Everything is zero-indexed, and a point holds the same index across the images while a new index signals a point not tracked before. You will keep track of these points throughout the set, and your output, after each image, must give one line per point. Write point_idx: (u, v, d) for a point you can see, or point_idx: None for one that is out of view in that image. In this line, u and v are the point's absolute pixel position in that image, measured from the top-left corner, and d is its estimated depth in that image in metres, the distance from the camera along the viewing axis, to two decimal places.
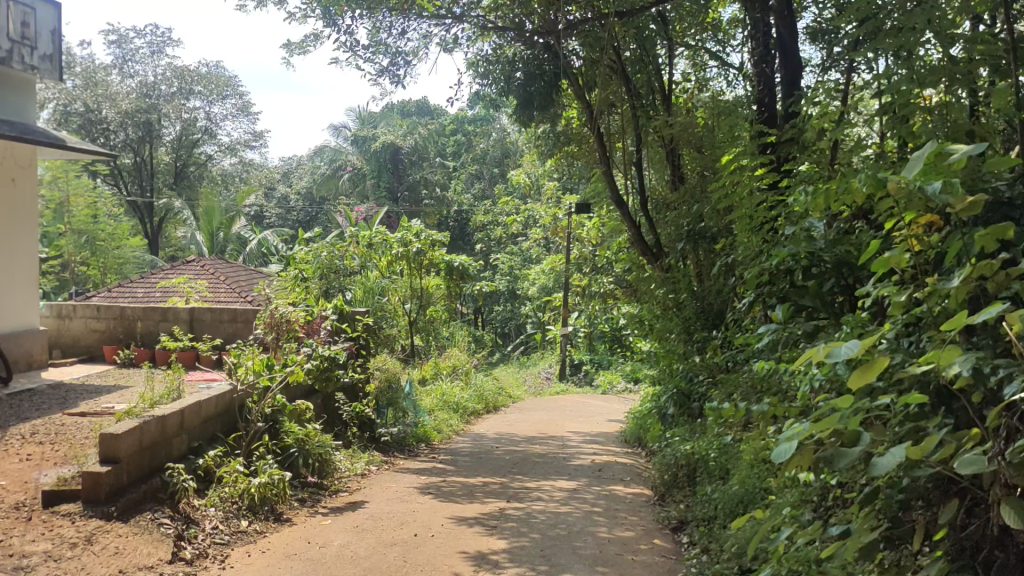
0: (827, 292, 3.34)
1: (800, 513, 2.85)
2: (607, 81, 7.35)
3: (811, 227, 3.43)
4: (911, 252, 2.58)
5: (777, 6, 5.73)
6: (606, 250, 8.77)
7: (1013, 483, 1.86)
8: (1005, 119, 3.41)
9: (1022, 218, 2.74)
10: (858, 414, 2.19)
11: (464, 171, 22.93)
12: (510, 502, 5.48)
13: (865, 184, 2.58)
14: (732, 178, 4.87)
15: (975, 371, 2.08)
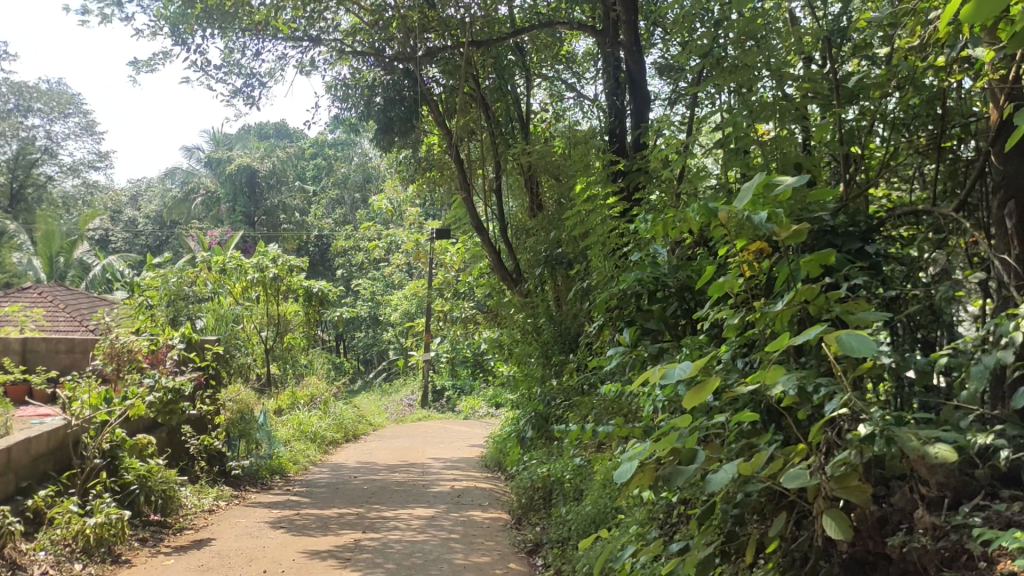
0: (671, 315, 3.50)
1: (646, 531, 2.93)
2: (466, 108, 7.43)
3: (656, 253, 3.56)
4: (744, 277, 2.72)
5: (626, 42, 5.98)
6: (466, 275, 8.82)
7: (834, 495, 1.97)
8: (831, 155, 3.66)
9: (843, 245, 2.95)
10: (695, 433, 2.28)
11: (325, 196, 22.59)
12: (366, 532, 5.39)
13: (700, 214, 2.72)
14: (585, 204, 5.00)
15: (799, 390, 2.21)
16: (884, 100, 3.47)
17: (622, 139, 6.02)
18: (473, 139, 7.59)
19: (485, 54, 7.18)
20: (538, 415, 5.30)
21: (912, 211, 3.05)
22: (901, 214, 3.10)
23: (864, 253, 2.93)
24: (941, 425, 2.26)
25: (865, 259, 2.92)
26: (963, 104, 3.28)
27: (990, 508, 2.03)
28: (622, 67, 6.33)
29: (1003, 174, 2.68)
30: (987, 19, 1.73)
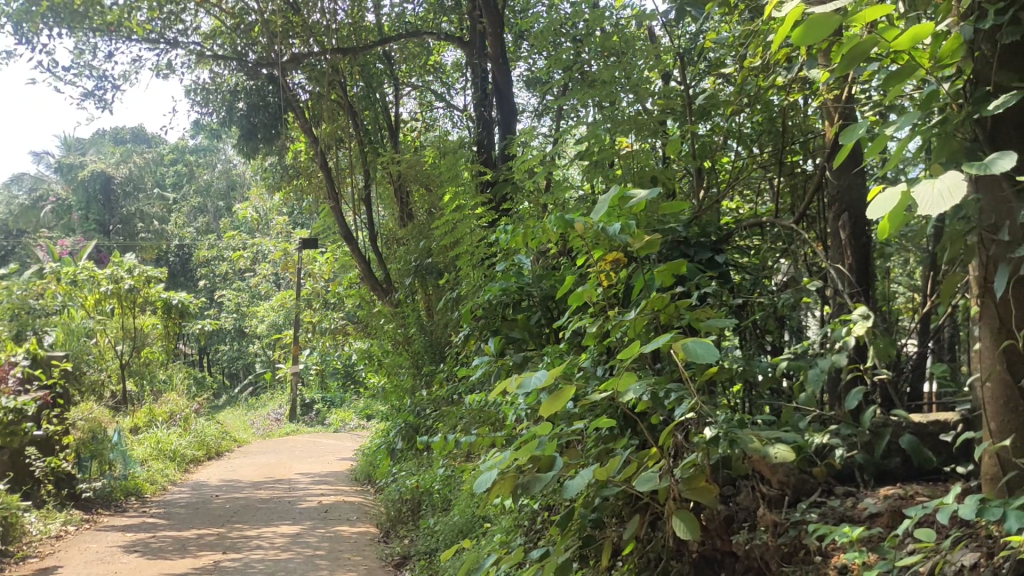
0: (535, 324, 3.55)
1: (511, 538, 2.95)
2: (334, 116, 7.30)
3: (521, 262, 3.59)
4: (601, 287, 2.80)
5: (493, 54, 6.05)
6: (335, 286, 8.66)
7: (684, 497, 2.03)
8: (688, 168, 3.82)
9: (695, 255, 3.10)
10: (554, 440, 2.30)
11: (187, 204, 21.75)
12: (227, 552, 5.21)
13: (558, 225, 2.77)
14: (453, 213, 5.00)
15: (651, 395, 2.29)
16: (735, 118, 3.66)
17: (490, 149, 6.09)
18: (342, 148, 7.48)
19: (352, 61, 7.09)
20: (409, 425, 5.16)
21: (756, 223, 3.21)
22: (748, 226, 3.26)
23: (714, 262, 3.10)
24: (782, 425, 2.38)
25: (715, 268, 3.08)
26: (804, 122, 3.50)
27: (826, 503, 2.15)
28: (489, 79, 6.40)
29: (837, 188, 2.84)
30: (815, 41, 1.86)
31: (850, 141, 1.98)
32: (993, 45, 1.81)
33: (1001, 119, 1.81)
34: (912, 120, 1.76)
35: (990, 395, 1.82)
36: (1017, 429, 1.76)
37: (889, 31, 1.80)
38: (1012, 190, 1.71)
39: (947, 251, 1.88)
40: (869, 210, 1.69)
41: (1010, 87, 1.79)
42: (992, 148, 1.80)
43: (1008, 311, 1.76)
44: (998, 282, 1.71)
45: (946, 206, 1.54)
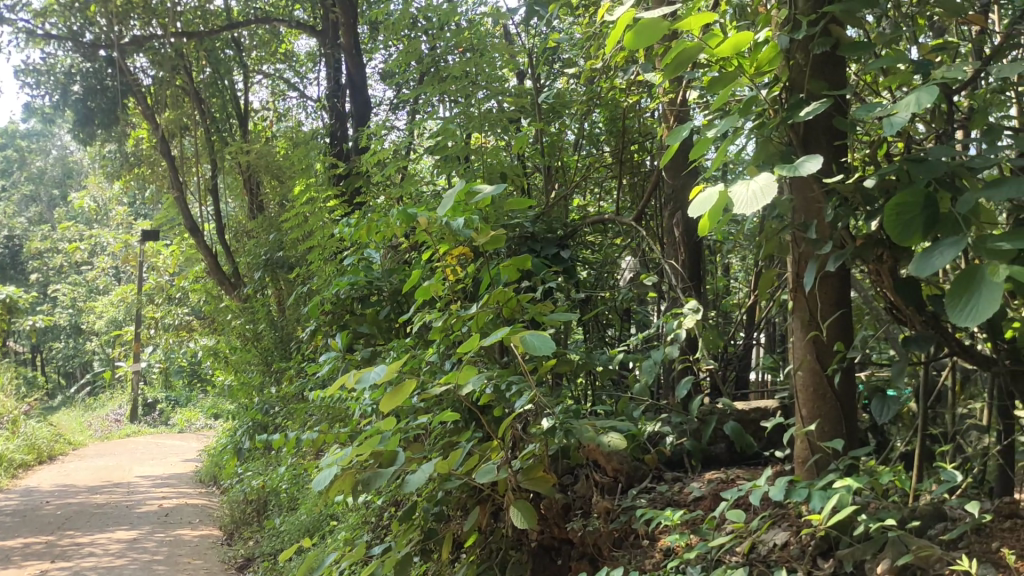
0: (384, 319, 3.51)
1: (355, 534, 2.92)
2: (178, 102, 6.99)
3: (369, 257, 3.55)
4: (447, 282, 2.80)
5: (346, 45, 5.96)
6: (180, 279, 8.30)
7: (521, 488, 2.06)
8: (537, 165, 3.88)
9: (541, 250, 3.16)
10: (396, 435, 2.29)
11: (17, 193, 20.32)
12: (56, 562, 4.91)
13: (404, 220, 2.76)
14: (302, 205, 4.89)
15: (493, 389, 2.31)
16: (583, 118, 3.75)
17: (342, 141, 6.00)
18: (186, 135, 7.18)
19: (197, 46, 6.82)
20: (255, 424, 4.99)
21: (599, 220, 3.29)
22: (591, 223, 3.32)
23: (559, 258, 3.17)
24: (619, 416, 2.47)
25: (560, 263, 3.15)
26: (646, 125, 3.63)
27: (655, 489, 2.25)
28: (342, 70, 6.31)
29: (673, 187, 2.95)
30: (646, 44, 1.93)
31: (677, 141, 2.07)
32: (807, 55, 1.93)
33: (813, 125, 1.93)
34: (733, 124, 1.85)
35: (802, 383, 1.94)
36: (824, 415, 1.89)
37: (714, 38, 1.89)
38: (821, 191, 1.85)
39: (766, 248, 2.02)
40: (691, 208, 1.77)
41: (821, 95, 1.91)
42: (803, 152, 1.91)
43: (815, 304, 1.89)
44: (808, 277, 1.82)
45: (758, 205, 1.64)
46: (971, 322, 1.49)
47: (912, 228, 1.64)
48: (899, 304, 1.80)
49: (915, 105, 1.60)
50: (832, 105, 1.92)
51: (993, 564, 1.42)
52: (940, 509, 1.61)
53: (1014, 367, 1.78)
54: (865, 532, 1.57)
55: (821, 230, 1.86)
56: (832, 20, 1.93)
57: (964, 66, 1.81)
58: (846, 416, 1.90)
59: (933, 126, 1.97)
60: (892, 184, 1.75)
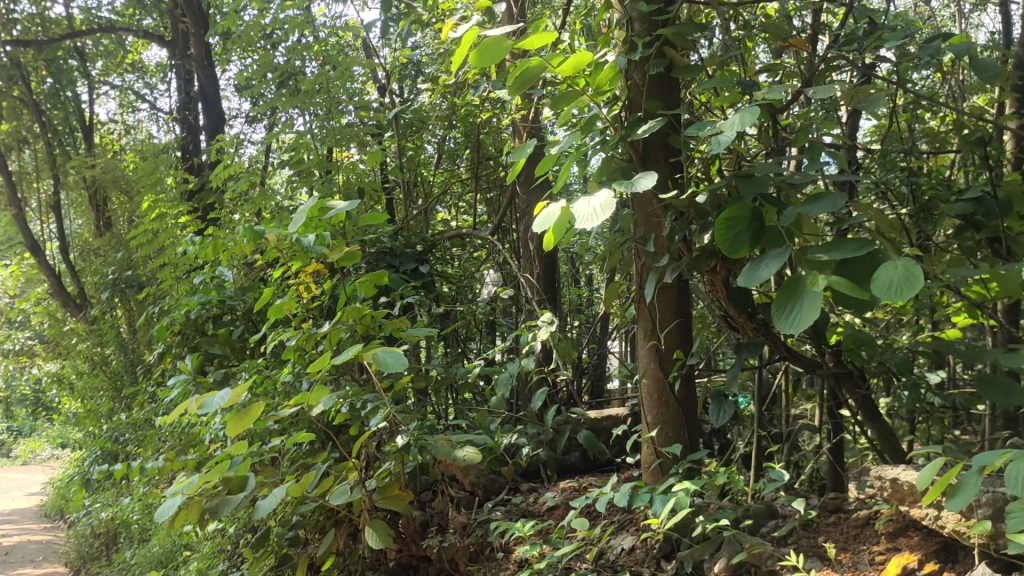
0: (238, 339, 3.41)
1: (208, 564, 2.81)
2: (15, 114, 6.56)
3: (220, 275, 3.43)
4: (302, 300, 2.74)
5: (197, 56, 5.78)
6: (19, 303, 7.78)
7: (375, 507, 2.04)
8: (395, 179, 3.87)
9: (400, 266, 3.15)
10: (246, 459, 2.21)
11: None
12: None
13: (253, 236, 2.68)
14: (151, 222, 4.68)
15: (347, 408, 2.28)
16: (440, 132, 3.77)
17: (195, 155, 5.79)
18: (25, 148, 6.76)
19: (36, 55, 6.43)
20: (103, 453, 4.73)
21: (456, 234, 3.30)
22: (449, 237, 3.33)
23: (418, 273, 3.18)
24: (476, 430, 2.48)
25: (419, 278, 3.17)
26: (501, 139, 3.67)
27: (511, 501, 2.27)
28: (194, 81, 6.10)
29: (527, 201, 3.01)
30: (491, 62, 1.95)
31: (523, 157, 2.10)
32: (643, 75, 2.00)
33: (650, 142, 2.01)
34: (575, 141, 1.90)
35: (647, 391, 2.01)
36: (666, 420, 1.96)
37: (556, 58, 1.93)
38: (659, 206, 1.93)
39: (611, 261, 2.08)
40: (536, 223, 1.79)
41: (657, 113, 1.99)
42: (642, 168, 1.98)
43: (656, 314, 1.97)
44: (649, 288, 1.89)
45: (598, 221, 1.68)
46: (795, 330, 1.56)
47: (740, 240, 1.72)
48: (733, 312, 1.90)
49: (739, 123, 1.68)
50: (668, 124, 2.00)
51: (819, 557, 1.50)
52: (772, 507, 1.69)
53: (837, 368, 1.90)
54: (703, 533, 1.63)
55: (659, 244, 1.94)
56: (666, 43, 2.02)
57: (786, 88, 1.93)
58: (687, 420, 1.97)
59: (761, 143, 2.08)
60: (723, 199, 1.83)
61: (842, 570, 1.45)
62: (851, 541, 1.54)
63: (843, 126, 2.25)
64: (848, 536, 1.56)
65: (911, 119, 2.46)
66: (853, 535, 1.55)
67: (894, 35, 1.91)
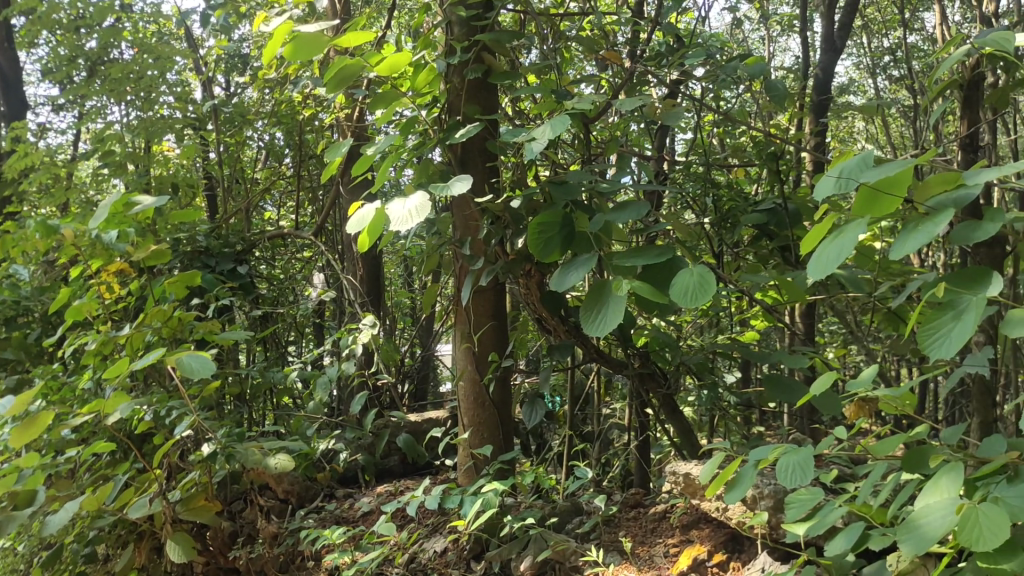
0: (33, 342, 3.15)
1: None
2: None
3: (15, 273, 3.06)
4: (104, 301, 2.57)
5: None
6: None
7: (179, 518, 1.94)
8: (213, 176, 3.71)
9: (216, 266, 3.01)
10: (34, 473, 2.04)
11: None
12: None
13: (48, 231, 2.48)
14: None
15: (151, 415, 2.15)
16: (262, 128, 3.64)
17: None
18: None
19: None
20: None
21: (278, 235, 3.19)
22: (269, 238, 3.22)
23: (236, 274, 3.06)
24: (291, 436, 2.41)
25: (236, 279, 3.05)
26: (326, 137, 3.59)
27: (324, 507, 2.22)
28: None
29: (349, 202, 2.95)
30: (305, 57, 1.86)
31: (338, 157, 2.03)
32: (462, 80, 1.99)
33: (469, 147, 2.00)
34: (392, 142, 1.87)
35: (463, 393, 2.00)
36: (482, 422, 1.97)
37: (375, 57, 1.88)
38: (476, 211, 1.94)
39: (429, 264, 2.08)
40: (350, 224, 1.74)
41: (475, 118, 1.99)
42: (460, 172, 1.97)
43: (471, 316, 1.98)
44: (465, 289, 1.89)
45: (412, 225, 1.65)
46: (602, 334, 1.60)
47: (551, 245, 1.75)
48: (546, 314, 1.93)
49: (550, 129, 1.69)
50: (485, 129, 1.99)
51: (618, 551, 1.56)
52: (577, 505, 1.74)
53: (642, 369, 1.98)
54: (511, 533, 1.65)
55: (474, 247, 1.94)
56: (484, 48, 2.02)
57: (598, 99, 1.98)
58: (502, 421, 1.99)
59: (575, 152, 2.13)
60: (536, 205, 1.86)
61: (638, 563, 1.50)
62: (648, 535, 1.60)
63: (654, 139, 2.34)
64: (646, 530, 1.62)
65: (717, 133, 2.59)
66: (650, 528, 1.62)
67: (697, 53, 2.01)
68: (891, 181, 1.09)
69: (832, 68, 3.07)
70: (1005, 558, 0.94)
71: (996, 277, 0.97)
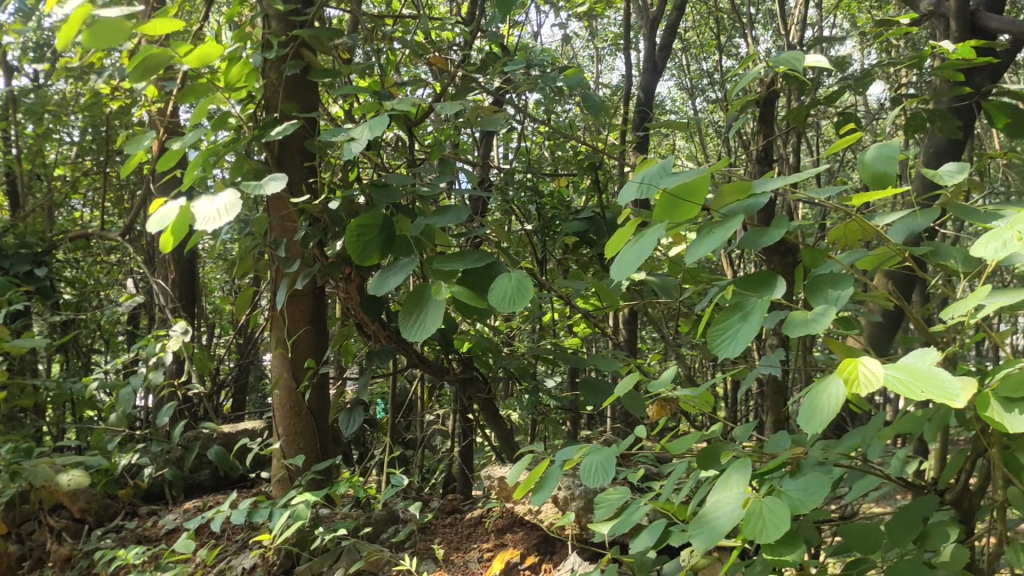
0: None
1: None
2: None
3: None
4: None
5: None
6: None
7: None
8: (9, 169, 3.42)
9: (9, 267, 2.77)
10: None
11: None
12: None
13: None
14: None
15: None
16: (68, 121, 3.39)
17: None
18: None
19: None
20: None
21: (83, 235, 2.97)
22: (73, 239, 3.00)
23: (33, 276, 2.83)
24: (89, 451, 2.24)
25: (34, 282, 2.82)
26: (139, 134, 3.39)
27: (126, 526, 2.07)
28: None
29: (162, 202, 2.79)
30: (105, 46, 1.73)
31: (140, 151, 1.90)
32: (279, 76, 1.92)
33: (286, 145, 1.93)
34: (203, 136, 1.77)
35: (278, 402, 1.92)
36: (299, 432, 1.90)
37: (184, 48, 1.78)
38: (292, 212, 1.87)
39: (242, 267, 1.98)
40: (150, 221, 1.62)
41: (292, 116, 1.92)
42: (276, 171, 1.90)
43: (286, 322, 1.90)
44: (280, 293, 1.81)
45: (222, 223, 1.56)
46: (420, 338, 1.57)
47: (371, 248, 1.69)
48: (365, 320, 1.89)
49: (369, 129, 1.65)
50: (303, 128, 1.93)
51: (432, 559, 1.53)
52: (393, 513, 1.70)
53: (463, 374, 1.97)
54: (323, 545, 1.59)
55: (291, 249, 1.87)
56: (303, 44, 1.96)
57: (421, 102, 1.96)
58: (319, 431, 1.92)
59: (398, 156, 2.10)
60: (355, 207, 1.81)
61: (452, 570, 1.49)
62: (463, 541, 1.59)
63: (479, 146, 2.35)
64: (461, 537, 1.61)
65: (542, 144, 2.63)
66: (465, 534, 1.61)
67: (520, 61, 2.02)
68: (690, 188, 1.12)
69: (653, 87, 3.19)
70: (787, 548, 0.98)
71: (781, 281, 1.01)
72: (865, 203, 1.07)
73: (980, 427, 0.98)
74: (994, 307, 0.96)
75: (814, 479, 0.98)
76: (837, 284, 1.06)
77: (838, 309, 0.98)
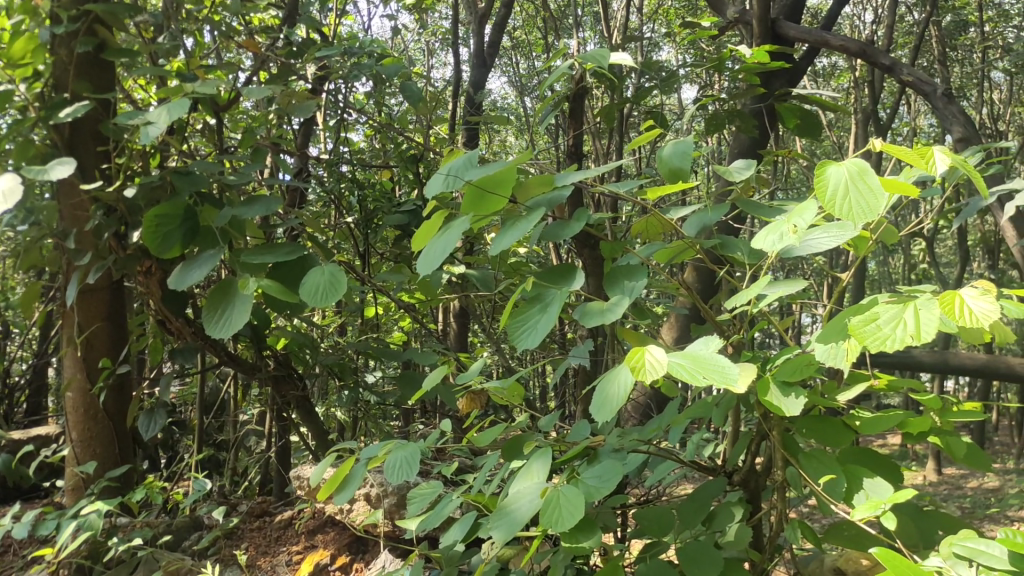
0: None
1: None
2: None
3: None
4: None
5: None
6: None
7: None
8: None
9: None
10: None
11: None
12: None
13: None
14: None
15: None
16: None
17: None
18: None
19: None
20: None
21: None
22: None
23: None
24: None
25: None
26: None
27: None
28: None
29: None
30: None
31: None
32: (70, 52, 1.78)
33: (78, 129, 1.79)
34: None
35: (71, 405, 1.79)
36: (95, 436, 1.78)
37: None
38: (85, 200, 1.74)
39: (28, 261, 1.82)
40: None
41: (85, 96, 1.79)
42: (66, 155, 1.76)
43: (78, 319, 1.77)
44: (70, 287, 1.68)
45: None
46: (226, 335, 1.49)
47: (172, 240, 1.60)
48: (168, 316, 1.78)
49: (167, 113, 1.55)
50: (97, 110, 1.80)
51: (236, 565, 1.47)
52: (198, 519, 1.62)
53: (277, 371, 1.90)
54: (117, 556, 1.49)
55: (82, 240, 1.74)
56: (98, 20, 1.83)
57: (230, 87, 1.87)
58: (118, 434, 1.81)
59: (206, 143, 2.00)
60: (155, 195, 1.71)
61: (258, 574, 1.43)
62: (272, 544, 1.53)
63: (297, 135, 2.27)
64: (269, 539, 1.55)
65: (365, 136, 2.57)
66: (274, 537, 1.55)
67: (337, 48, 1.97)
68: (492, 180, 1.11)
69: (481, 82, 3.20)
70: (584, 535, 0.99)
71: (577, 272, 1.03)
72: (658, 196, 1.10)
73: (762, 411, 1.03)
74: (774, 296, 1.00)
75: (607, 466, 1.00)
76: (632, 275, 1.08)
77: (630, 300, 1.00)
